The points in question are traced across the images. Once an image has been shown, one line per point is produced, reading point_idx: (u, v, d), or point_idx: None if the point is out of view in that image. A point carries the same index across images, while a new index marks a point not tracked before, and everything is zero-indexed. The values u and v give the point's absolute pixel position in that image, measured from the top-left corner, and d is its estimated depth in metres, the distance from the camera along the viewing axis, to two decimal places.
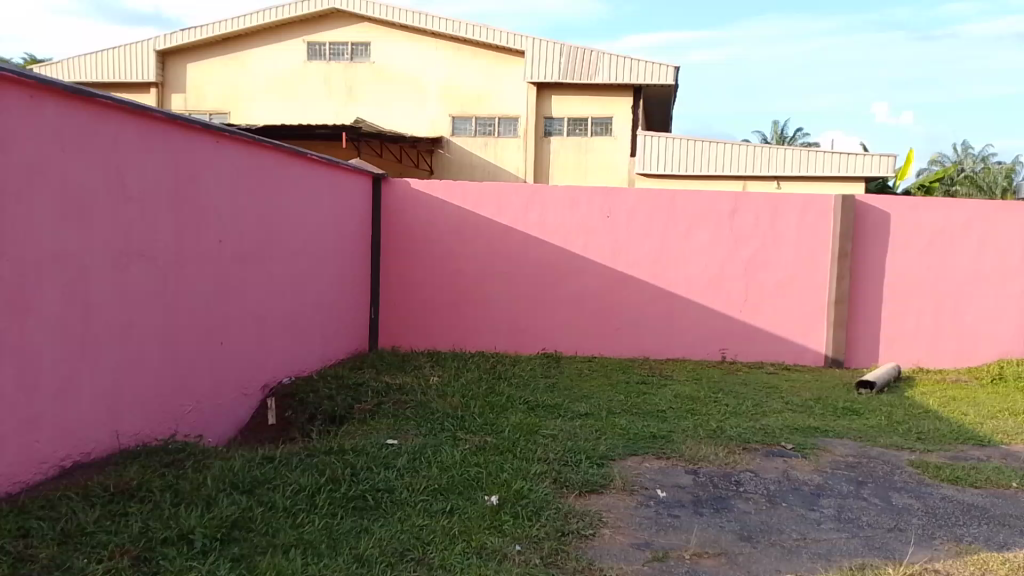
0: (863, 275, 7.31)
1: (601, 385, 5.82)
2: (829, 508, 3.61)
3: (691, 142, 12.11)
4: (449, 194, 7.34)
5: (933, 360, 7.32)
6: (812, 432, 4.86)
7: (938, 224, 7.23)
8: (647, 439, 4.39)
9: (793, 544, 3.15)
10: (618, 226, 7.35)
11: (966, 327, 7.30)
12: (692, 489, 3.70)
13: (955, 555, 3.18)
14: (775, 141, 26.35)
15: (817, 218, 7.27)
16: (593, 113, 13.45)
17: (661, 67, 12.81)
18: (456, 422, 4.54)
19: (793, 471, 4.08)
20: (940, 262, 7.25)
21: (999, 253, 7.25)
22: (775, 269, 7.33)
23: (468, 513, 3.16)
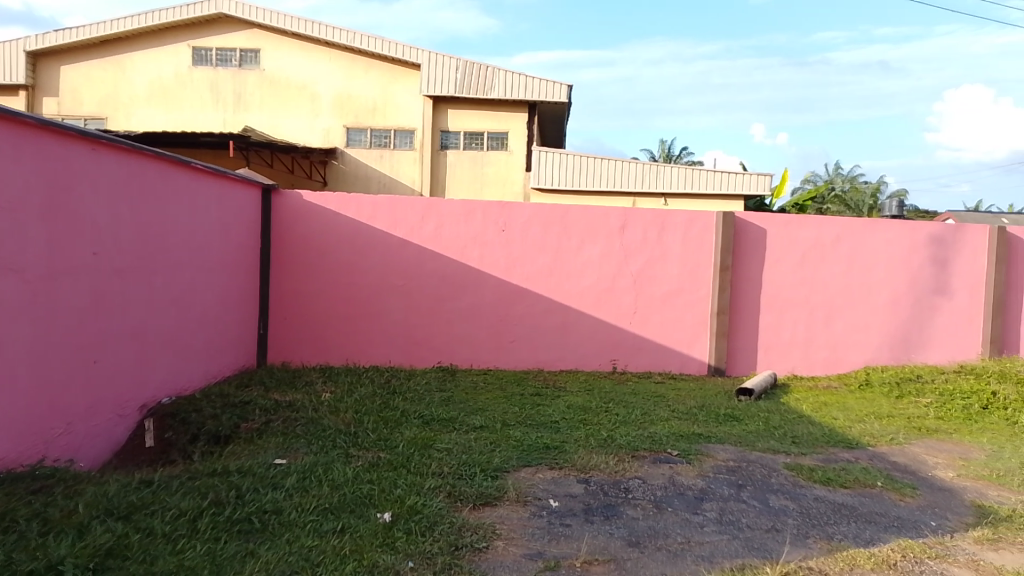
0: (741, 288, 7.73)
1: (496, 397, 5.86)
2: (711, 512, 3.77)
3: (585, 159, 12.44)
4: (343, 206, 7.22)
5: (806, 368, 7.80)
6: (697, 438, 5.07)
7: (811, 239, 7.73)
8: (540, 450, 4.46)
9: (677, 548, 3.28)
10: (513, 240, 7.45)
11: (836, 336, 7.82)
12: (584, 498, 3.78)
13: (827, 552, 3.40)
14: (664, 158, 27.54)
15: (701, 233, 7.62)
16: (489, 128, 13.56)
17: (555, 85, 13.08)
18: (348, 438, 4.46)
19: (678, 477, 4.25)
20: (811, 276, 7.75)
21: (864, 268, 7.81)
22: (662, 282, 7.62)
23: (360, 531, 3.11)
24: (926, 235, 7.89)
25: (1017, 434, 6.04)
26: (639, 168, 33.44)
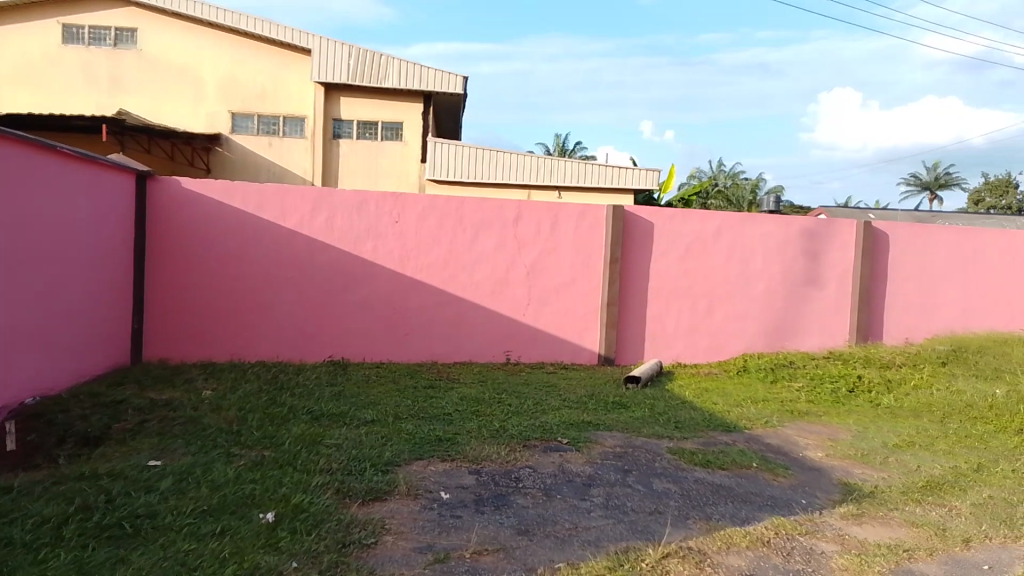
0: (630, 279, 7.96)
1: (388, 391, 5.79)
2: (598, 497, 3.87)
3: (480, 151, 12.47)
4: (228, 195, 6.93)
5: (690, 356, 8.14)
6: (586, 426, 5.19)
7: (695, 232, 8.06)
8: (432, 442, 4.44)
9: (565, 534, 3.35)
10: (407, 232, 7.37)
11: (717, 325, 8.19)
12: (475, 489, 3.79)
13: (706, 532, 3.57)
14: (558, 152, 28.00)
15: (592, 226, 7.79)
16: (383, 117, 13.34)
17: (450, 76, 13.03)
18: (231, 437, 4.29)
19: (567, 464, 4.34)
20: (695, 268, 8.08)
21: (743, 260, 8.21)
22: (555, 274, 7.75)
23: (241, 532, 3.00)
24: (799, 229, 8.37)
25: (878, 416, 6.55)
26: (533, 161, 33.81)
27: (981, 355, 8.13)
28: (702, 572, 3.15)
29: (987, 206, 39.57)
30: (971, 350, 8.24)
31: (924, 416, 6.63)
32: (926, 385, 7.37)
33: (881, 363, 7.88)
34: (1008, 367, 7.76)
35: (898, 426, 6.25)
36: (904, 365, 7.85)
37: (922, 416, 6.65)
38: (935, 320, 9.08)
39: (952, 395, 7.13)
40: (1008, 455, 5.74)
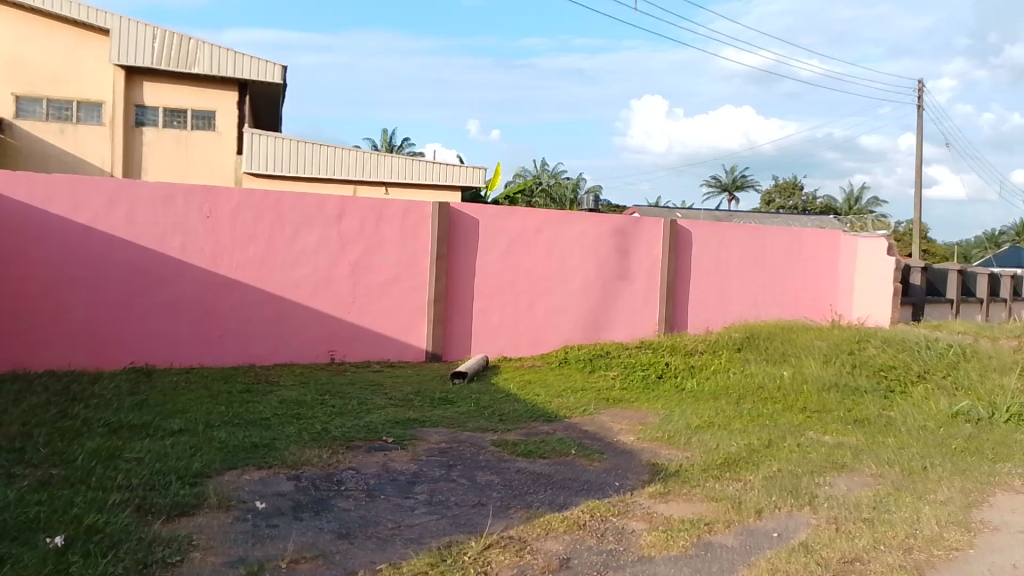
0: (456, 275, 8.03)
1: (200, 397, 5.44)
2: (422, 494, 3.87)
3: (301, 144, 12.05)
4: (7, 185, 6.19)
5: (514, 349, 8.36)
6: (411, 424, 5.18)
7: (517, 230, 8.29)
8: (247, 450, 4.22)
9: (387, 534, 3.32)
10: (220, 227, 6.96)
11: (539, 319, 8.48)
12: (292, 496, 3.65)
13: (526, 520, 3.70)
14: (385, 148, 27.69)
15: (418, 222, 7.77)
16: (192, 106, 12.49)
17: (267, 65, 12.43)
18: (10, 456, 3.82)
19: (391, 463, 4.30)
20: (517, 264, 8.31)
21: (563, 256, 8.56)
22: (380, 271, 7.64)
23: (23, 560, 2.69)
24: (613, 226, 8.86)
25: (682, 400, 7.11)
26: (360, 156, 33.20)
27: (769, 341, 9.03)
28: (521, 559, 3.25)
29: (776, 206, 44.09)
30: (761, 336, 9.11)
31: (722, 398, 7.29)
32: (724, 369, 8.12)
33: (686, 350, 8.54)
34: (791, 351, 8.69)
35: (700, 409, 6.81)
36: (706, 351, 8.57)
37: (721, 398, 7.31)
38: (731, 310, 9.97)
39: (744, 377, 7.91)
40: (791, 431, 6.43)
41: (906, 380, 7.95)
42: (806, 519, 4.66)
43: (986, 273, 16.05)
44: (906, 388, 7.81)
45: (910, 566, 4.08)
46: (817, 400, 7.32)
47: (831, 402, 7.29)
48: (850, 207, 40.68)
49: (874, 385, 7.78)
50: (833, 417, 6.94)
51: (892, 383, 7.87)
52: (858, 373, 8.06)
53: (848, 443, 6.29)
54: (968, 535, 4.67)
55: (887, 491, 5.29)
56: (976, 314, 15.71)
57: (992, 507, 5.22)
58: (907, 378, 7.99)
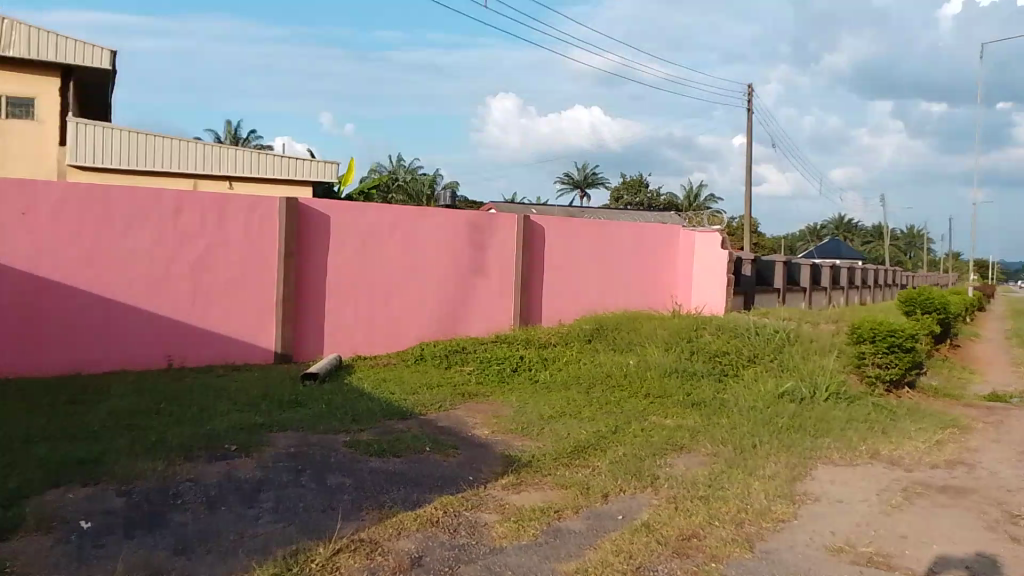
0: (306, 272, 7.78)
1: (16, 410, 4.94)
2: (267, 502, 3.73)
3: (137, 135, 11.23)
4: None
5: (369, 347, 8.22)
6: (257, 429, 4.96)
7: (369, 225, 8.15)
8: (70, 465, 3.89)
9: (230, 546, 3.17)
10: (39, 223, 6.40)
11: (394, 316, 8.38)
12: (123, 513, 3.40)
13: (377, 521, 3.67)
14: (230, 140, 26.38)
15: (265, 218, 7.45)
16: (6, 91, 11.27)
17: (96, 50, 11.57)
18: None
19: (235, 472, 4.10)
20: (371, 260, 8.18)
21: (417, 252, 8.52)
22: (224, 269, 7.27)
23: None
24: (467, 222, 8.92)
25: (535, 393, 7.36)
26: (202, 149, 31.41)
27: (617, 330, 9.43)
28: (371, 562, 3.21)
29: (623, 203, 46.24)
30: (609, 327, 9.49)
31: (574, 387, 7.59)
32: (574, 360, 8.40)
33: (539, 342, 8.76)
34: (636, 340, 9.12)
35: (552, 399, 7.15)
36: (558, 343, 8.82)
37: (571, 388, 7.59)
38: (580, 302, 10.31)
39: (593, 366, 8.25)
40: (635, 416, 6.96)
41: (738, 364, 8.59)
42: (648, 498, 5.19)
43: (806, 265, 17.64)
44: (738, 371, 8.44)
45: (740, 538, 4.59)
46: (659, 385, 7.77)
47: (672, 386, 7.76)
48: (691, 204, 43.39)
49: (710, 369, 8.35)
50: (673, 401, 7.43)
51: (726, 367, 8.47)
52: (696, 358, 8.59)
53: (686, 426, 6.85)
54: (794, 506, 5.23)
55: (721, 469, 5.81)
56: (799, 302, 17.24)
57: (812, 479, 5.81)
58: (739, 361, 8.64)
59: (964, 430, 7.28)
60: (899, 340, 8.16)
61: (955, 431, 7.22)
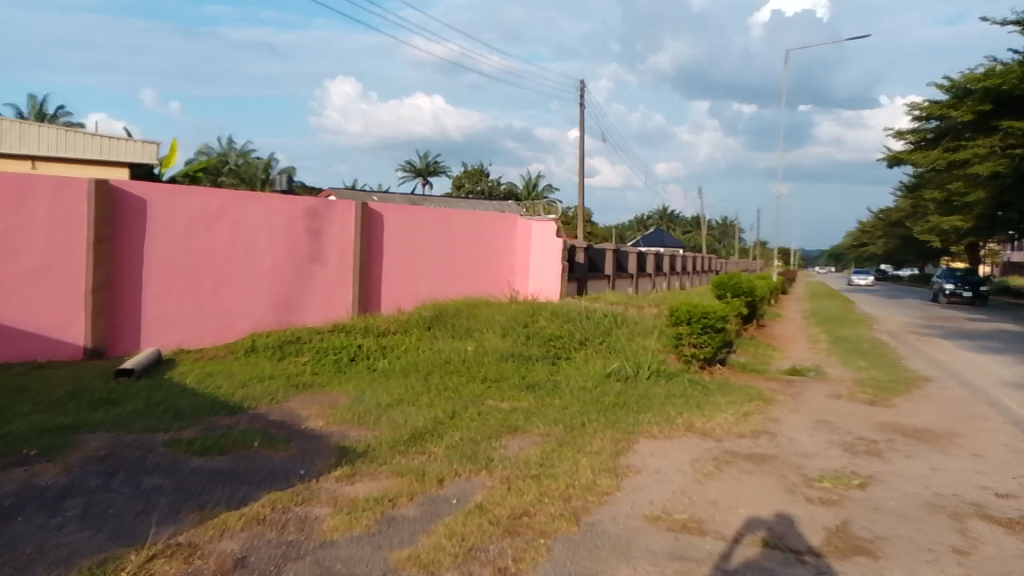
0: (122, 260, 7.35)
1: None
2: (73, 509, 3.73)
3: None
4: None
5: (194, 340, 7.84)
6: (63, 432, 4.83)
7: (195, 210, 7.75)
8: None
9: (27, 560, 3.22)
10: None
11: (223, 306, 8.01)
12: None
13: (197, 523, 3.78)
14: (36, 116, 24.01)
15: (71, 202, 6.99)
16: None
17: None
18: None
19: (37, 478, 4.04)
20: (196, 247, 7.79)
21: (248, 239, 8.17)
22: (24, 257, 6.84)
23: None
24: (303, 207, 8.65)
25: (373, 379, 7.51)
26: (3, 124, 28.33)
27: (455, 317, 9.53)
28: (189, 566, 3.33)
29: (466, 191, 46.97)
30: (449, 314, 9.58)
31: (412, 374, 7.72)
32: (413, 347, 8.45)
33: (378, 331, 8.71)
34: (474, 327, 9.30)
35: (391, 386, 7.33)
36: (397, 331, 8.83)
37: (410, 374, 7.72)
38: (422, 289, 10.36)
39: (432, 352, 8.34)
40: (473, 401, 7.15)
41: (570, 347, 9.00)
42: (483, 481, 5.34)
43: (634, 252, 18.75)
44: (570, 353, 8.85)
45: (568, 513, 4.83)
46: (495, 369, 8.01)
47: (507, 370, 8.02)
48: (529, 193, 44.63)
49: (545, 353, 8.67)
50: (509, 384, 7.70)
51: (559, 350, 8.84)
52: (531, 343, 8.89)
53: (521, 408, 7.12)
54: (617, 479, 5.59)
55: (552, 448, 6.10)
56: (627, 287, 18.28)
57: (635, 453, 6.23)
58: (572, 344, 9.05)
59: (767, 402, 8.08)
60: (712, 321, 8.88)
61: (760, 403, 7.99)
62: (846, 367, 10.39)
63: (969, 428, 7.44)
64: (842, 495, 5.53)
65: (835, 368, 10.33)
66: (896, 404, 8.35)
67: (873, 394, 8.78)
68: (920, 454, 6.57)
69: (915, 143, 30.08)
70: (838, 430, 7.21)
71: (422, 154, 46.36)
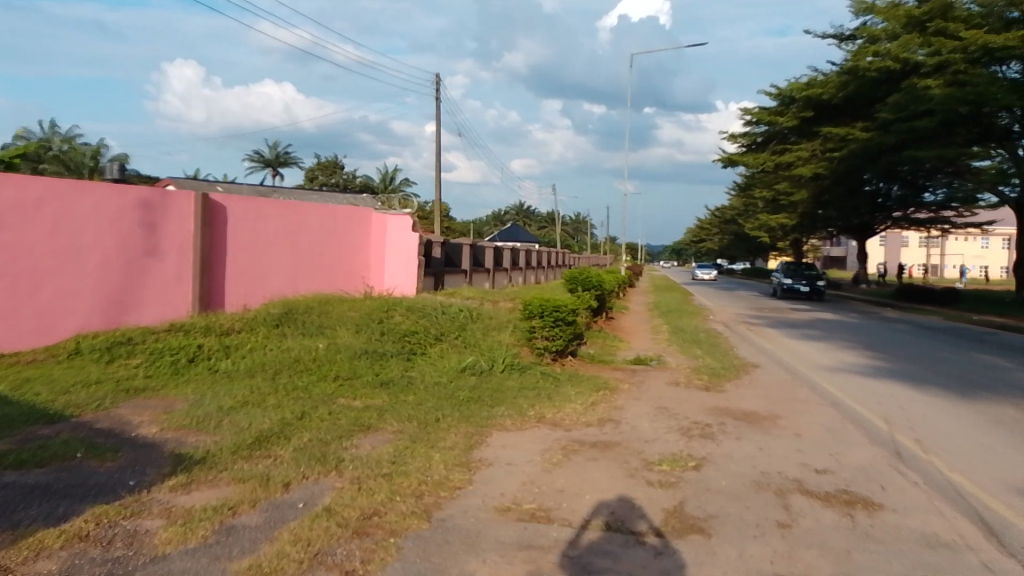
0: None
1: None
2: None
3: None
4: None
5: (9, 342, 7.12)
6: None
7: (10, 200, 7.03)
8: None
9: None
10: None
11: (43, 305, 7.33)
12: None
13: (12, 543, 3.73)
14: None
15: None
16: None
17: None
18: None
19: None
20: (11, 240, 7.07)
21: (72, 231, 7.52)
22: None
23: None
24: (136, 198, 8.07)
25: (215, 381, 7.22)
26: None
27: (306, 314, 9.24)
28: None
29: (318, 183, 46.03)
30: (298, 311, 9.27)
31: (258, 374, 7.45)
32: (259, 346, 8.13)
33: (221, 330, 8.30)
34: (326, 324, 9.06)
35: (234, 387, 7.06)
36: (242, 330, 8.45)
37: (256, 375, 7.46)
38: (269, 285, 9.99)
39: (280, 351, 8.06)
40: (324, 400, 6.99)
41: (426, 342, 8.97)
42: (331, 483, 5.21)
43: (490, 247, 19.02)
44: (425, 349, 8.82)
45: (419, 511, 4.82)
46: (348, 366, 7.86)
47: (360, 367, 7.89)
48: (386, 186, 44.07)
49: (399, 349, 8.60)
50: (362, 382, 7.58)
51: (414, 346, 8.79)
52: (386, 340, 8.78)
53: (374, 405, 7.02)
54: (469, 473, 5.63)
55: (405, 445, 6.05)
56: (483, 282, 18.50)
57: (486, 446, 6.31)
58: (427, 339, 9.03)
59: (612, 391, 8.45)
60: (562, 314, 9.15)
61: (606, 392, 8.34)
62: (684, 356, 11.07)
63: (789, 409, 8.14)
64: (679, 477, 5.88)
65: (675, 357, 10.98)
66: (727, 389, 8.99)
67: (707, 380, 9.41)
68: (748, 435, 7.11)
69: (747, 146, 32.44)
70: (675, 416, 7.66)
71: (273, 143, 44.65)
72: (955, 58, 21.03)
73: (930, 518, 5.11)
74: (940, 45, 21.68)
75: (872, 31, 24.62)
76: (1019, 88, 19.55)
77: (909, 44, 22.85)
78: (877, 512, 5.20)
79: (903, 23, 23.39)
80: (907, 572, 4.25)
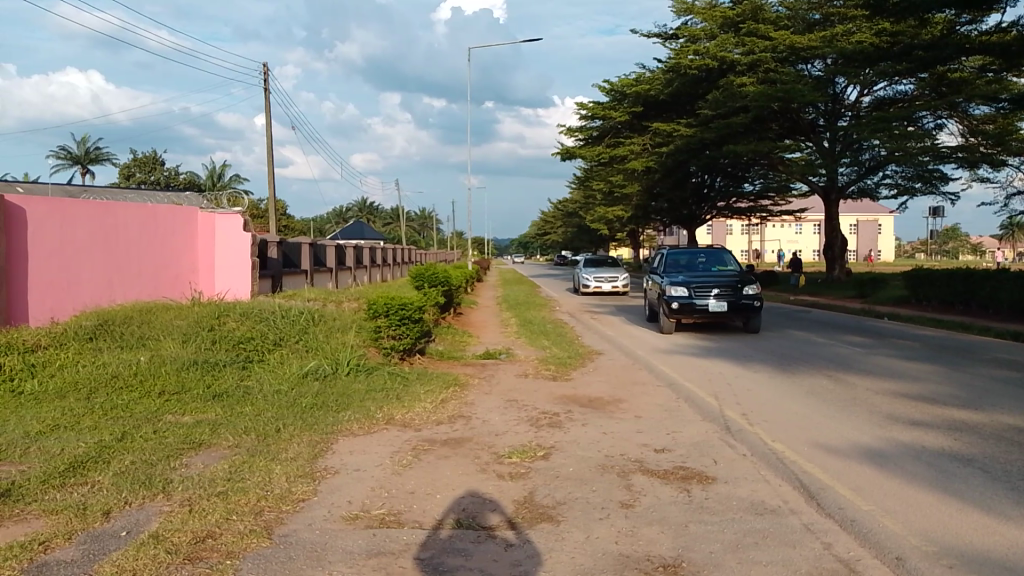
0: None
1: None
2: None
3: None
4: None
5: None
6: None
7: None
8: None
9: None
10: None
11: None
12: None
13: None
14: None
15: None
16: None
17: None
18: None
19: None
20: None
21: None
22: None
23: None
24: None
25: (20, 406, 6.55)
26: None
27: (126, 325, 8.50)
28: None
29: (133, 181, 43.18)
30: (116, 321, 8.50)
31: (69, 396, 6.84)
32: (71, 363, 7.44)
33: (25, 347, 7.45)
34: (150, 335, 8.39)
35: (42, 411, 6.41)
36: (50, 346, 7.65)
37: (67, 396, 6.84)
38: (80, 295, 9.09)
39: (96, 368, 7.40)
40: (148, 418, 6.45)
41: (263, 349, 8.53)
42: (159, 507, 4.76)
43: (332, 246, 18.49)
44: (262, 356, 8.38)
45: (259, 528, 4.51)
46: (174, 380, 7.33)
47: (189, 380, 7.38)
48: (212, 181, 41.76)
49: (233, 357, 8.11)
50: (192, 396, 7.09)
51: (250, 354, 8.33)
52: (218, 349, 8.26)
53: (206, 420, 6.55)
54: (313, 484, 5.36)
55: (242, 460, 5.67)
56: (326, 282, 17.95)
57: (332, 453, 6.04)
58: (265, 346, 8.60)
59: (461, 387, 8.40)
60: (408, 313, 9.01)
61: (456, 388, 8.28)
62: (532, 348, 11.24)
63: (631, 392, 8.47)
64: (528, 467, 5.91)
65: (523, 349, 11.07)
66: (573, 377, 9.22)
67: (555, 369, 9.58)
68: (594, 421, 7.28)
69: (584, 140, 33.30)
70: (524, 407, 7.72)
71: (81, 137, 41.16)
72: (765, 56, 23.18)
73: (756, 487, 5.44)
74: (753, 44, 23.53)
75: (692, 30, 26.11)
76: (820, 86, 21.90)
77: (725, 44, 24.37)
78: (710, 485, 5.47)
79: (720, 23, 24.97)
80: (738, 538, 4.48)
